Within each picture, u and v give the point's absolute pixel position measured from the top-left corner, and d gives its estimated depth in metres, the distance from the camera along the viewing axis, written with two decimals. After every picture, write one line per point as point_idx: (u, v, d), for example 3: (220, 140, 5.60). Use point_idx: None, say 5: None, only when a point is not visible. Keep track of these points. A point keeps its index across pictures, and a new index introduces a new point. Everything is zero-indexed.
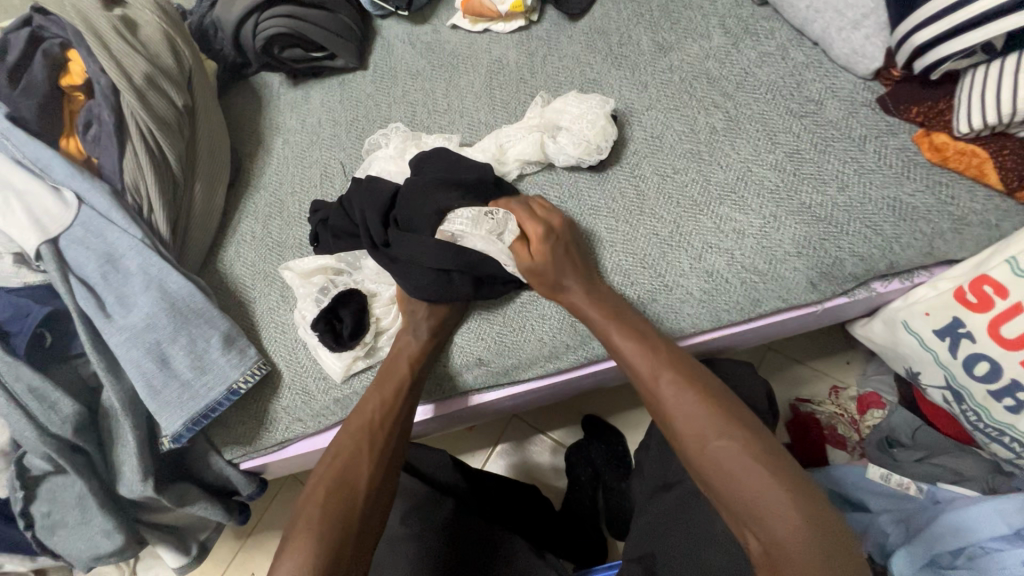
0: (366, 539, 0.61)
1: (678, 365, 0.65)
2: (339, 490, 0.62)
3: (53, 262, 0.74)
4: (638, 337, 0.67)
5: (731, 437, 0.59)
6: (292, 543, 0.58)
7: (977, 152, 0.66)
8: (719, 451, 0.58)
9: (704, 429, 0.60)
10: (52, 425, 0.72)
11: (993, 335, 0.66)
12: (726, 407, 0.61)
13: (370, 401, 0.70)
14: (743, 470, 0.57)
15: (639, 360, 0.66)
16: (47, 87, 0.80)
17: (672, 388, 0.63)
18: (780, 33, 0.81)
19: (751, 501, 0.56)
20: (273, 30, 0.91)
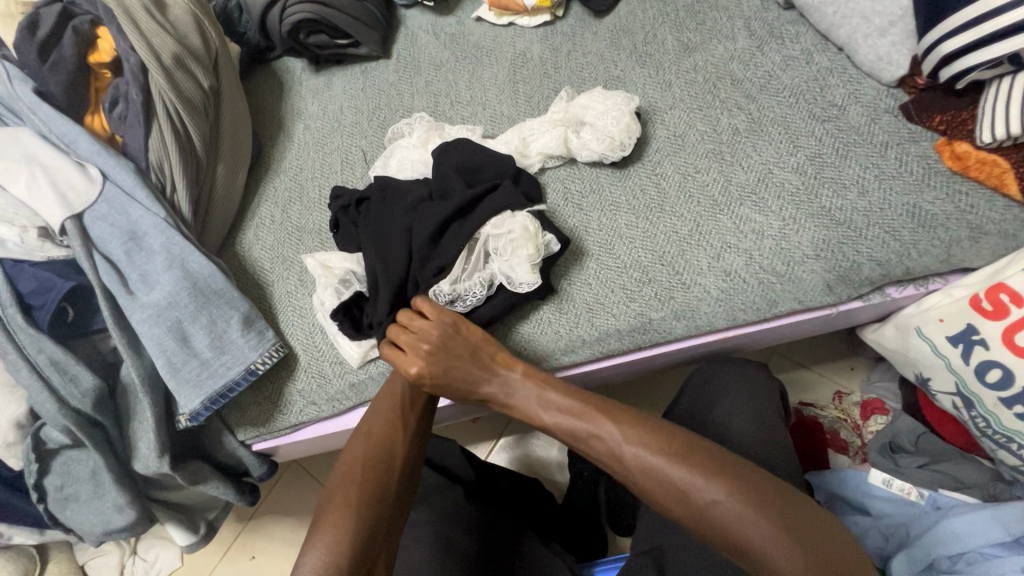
0: (401, 513, 0.63)
1: (628, 424, 0.60)
2: (380, 463, 0.63)
3: (77, 237, 0.74)
4: (581, 417, 0.62)
5: (709, 488, 0.54)
6: (330, 513, 0.59)
7: (999, 161, 0.66)
8: (704, 504, 0.53)
9: (676, 487, 0.55)
10: (72, 399, 0.73)
11: (1007, 343, 0.67)
12: (686, 450, 0.57)
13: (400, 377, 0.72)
14: (728, 519, 0.52)
15: (591, 435, 0.61)
16: (75, 63, 0.80)
17: (633, 454, 0.58)
18: (805, 38, 0.82)
19: (742, 543, 0.52)
20: (300, 16, 0.91)
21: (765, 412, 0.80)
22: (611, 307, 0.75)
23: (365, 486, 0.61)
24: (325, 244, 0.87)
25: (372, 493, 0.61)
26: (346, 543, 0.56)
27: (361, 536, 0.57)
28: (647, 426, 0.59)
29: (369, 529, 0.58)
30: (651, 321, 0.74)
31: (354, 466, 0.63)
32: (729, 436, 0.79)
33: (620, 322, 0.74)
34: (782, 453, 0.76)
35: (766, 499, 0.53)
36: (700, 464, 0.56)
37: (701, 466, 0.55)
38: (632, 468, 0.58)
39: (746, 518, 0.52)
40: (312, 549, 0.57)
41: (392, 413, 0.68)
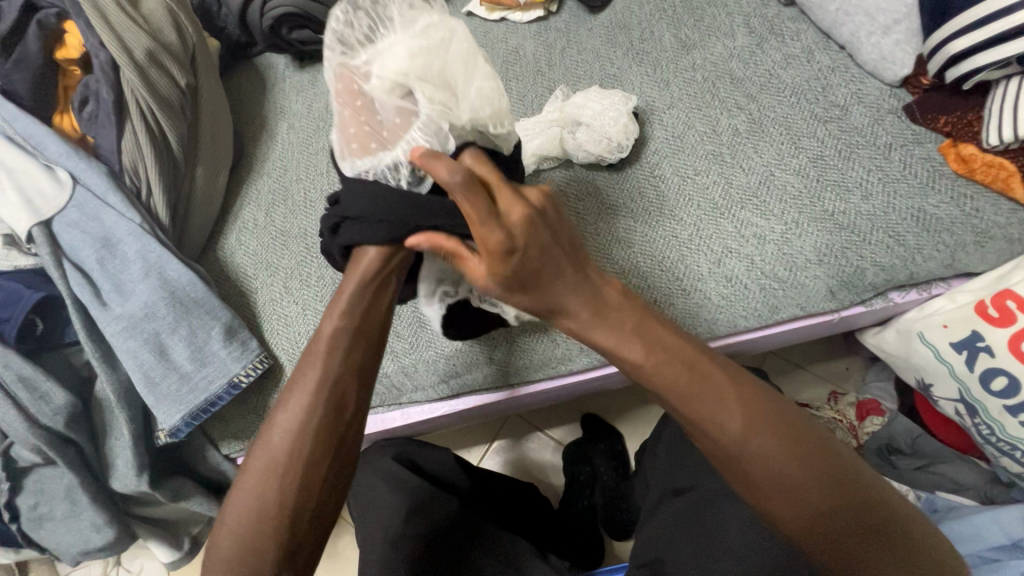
0: (327, 509, 0.52)
1: (748, 393, 0.47)
2: (278, 470, 0.51)
3: (46, 245, 0.70)
4: (690, 365, 0.48)
5: (829, 500, 0.44)
6: (229, 515, 0.51)
7: (1005, 165, 0.65)
8: (824, 505, 0.44)
9: (794, 482, 0.45)
10: (43, 416, 0.69)
11: (1014, 350, 0.66)
12: (811, 438, 0.46)
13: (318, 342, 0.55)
14: (844, 524, 0.44)
15: (696, 392, 0.47)
16: (41, 59, 0.76)
17: (750, 432, 0.46)
18: (806, 36, 0.80)
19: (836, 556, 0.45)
20: (281, 10, 0.87)
21: None
22: None
23: (261, 497, 0.50)
24: (312, 249, 0.83)
25: (270, 505, 0.50)
26: (243, 557, 0.49)
27: (263, 552, 0.49)
28: (770, 407, 0.47)
29: (267, 544, 0.49)
30: None
31: (254, 468, 0.52)
32: None
33: None
34: None
35: (879, 510, 0.45)
36: (823, 453, 0.46)
37: (821, 456, 0.46)
38: (741, 450, 0.46)
39: (856, 533, 0.44)
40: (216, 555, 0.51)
41: (303, 393, 0.53)
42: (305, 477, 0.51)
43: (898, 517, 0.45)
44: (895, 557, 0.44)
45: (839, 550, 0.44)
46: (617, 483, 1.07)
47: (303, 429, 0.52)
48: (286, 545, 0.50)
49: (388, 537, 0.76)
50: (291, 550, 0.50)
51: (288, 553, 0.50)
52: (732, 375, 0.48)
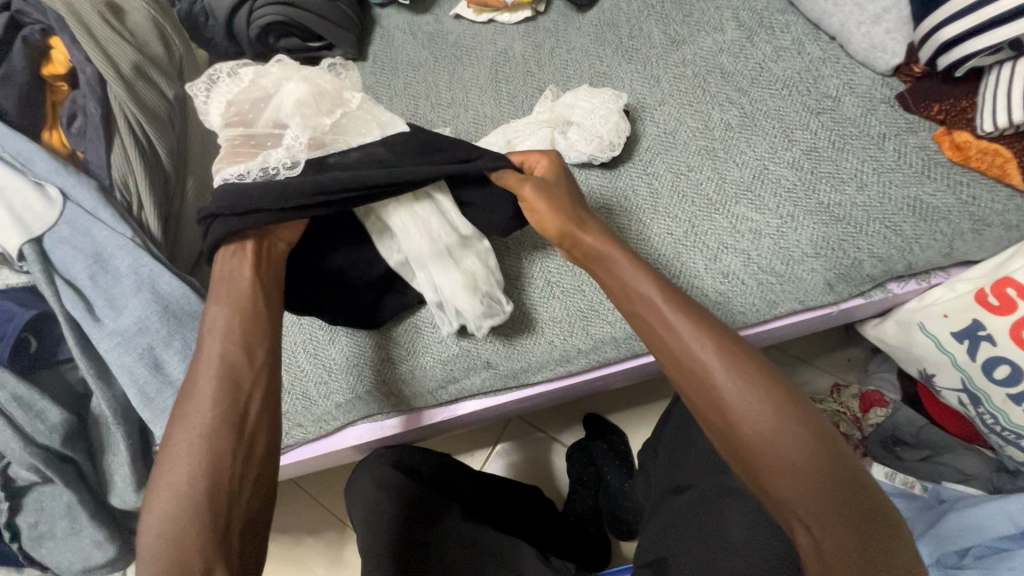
0: (253, 491, 0.52)
1: (735, 346, 0.52)
2: (196, 457, 0.51)
3: (37, 262, 0.70)
4: (687, 313, 0.55)
5: (794, 439, 0.47)
6: (149, 521, 0.49)
7: (1001, 152, 0.64)
8: (785, 448, 0.47)
9: (762, 422, 0.48)
10: (38, 435, 0.69)
11: (1015, 338, 0.65)
12: (788, 393, 0.50)
13: (211, 336, 0.57)
14: (807, 470, 0.46)
15: (683, 335, 0.53)
16: (27, 75, 0.75)
17: (729, 376, 0.50)
18: (796, 27, 0.79)
19: (796, 499, 0.46)
20: (267, 18, 0.86)
21: None
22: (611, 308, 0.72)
23: (186, 481, 0.50)
24: None
25: (195, 489, 0.50)
26: (173, 547, 0.47)
27: (192, 535, 0.48)
28: (750, 355, 0.52)
29: (197, 526, 0.48)
30: None
31: (171, 464, 0.51)
32: None
33: (617, 329, 0.72)
34: None
35: (846, 471, 0.47)
36: (797, 408, 0.49)
37: (796, 408, 0.49)
38: (718, 384, 0.50)
39: (817, 477, 0.46)
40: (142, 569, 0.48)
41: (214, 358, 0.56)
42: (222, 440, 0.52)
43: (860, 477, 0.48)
44: (846, 509, 0.46)
45: (800, 490, 0.46)
46: (621, 483, 1.07)
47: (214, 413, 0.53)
48: (222, 525, 0.49)
49: (389, 544, 0.74)
50: (226, 531, 0.49)
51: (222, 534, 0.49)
52: (724, 332, 0.54)
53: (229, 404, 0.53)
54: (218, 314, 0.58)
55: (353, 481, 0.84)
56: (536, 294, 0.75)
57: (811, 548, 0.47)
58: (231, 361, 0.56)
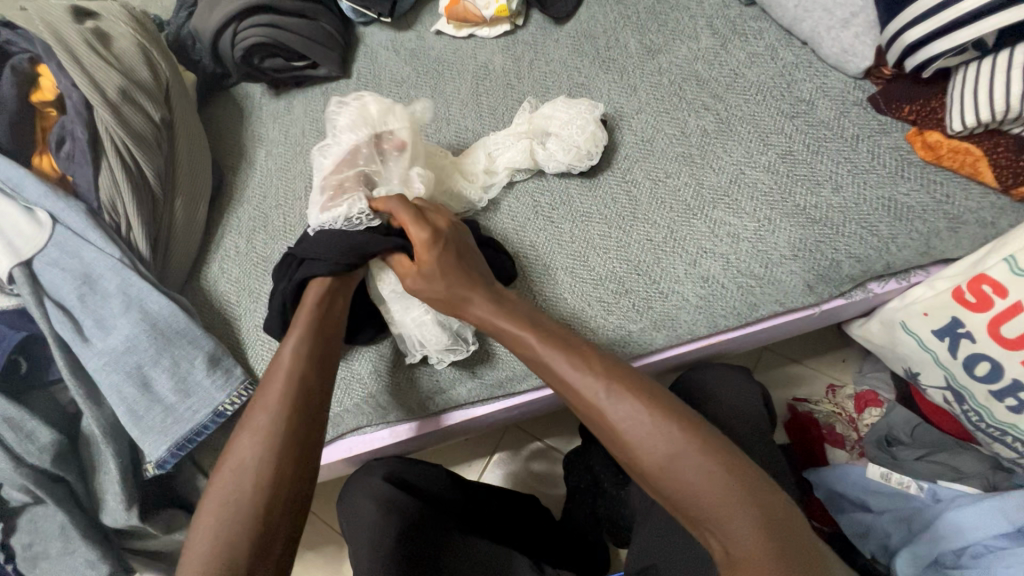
0: (297, 522, 0.56)
1: (613, 371, 0.56)
2: (253, 481, 0.55)
3: (27, 285, 0.71)
4: (568, 350, 0.59)
5: (683, 447, 0.51)
6: (195, 542, 0.53)
7: (971, 150, 0.65)
8: (671, 458, 0.51)
9: (648, 438, 0.52)
10: (29, 455, 0.70)
11: (994, 335, 0.65)
12: (665, 404, 0.54)
13: (276, 375, 0.62)
14: (693, 475, 0.50)
15: (570, 372, 0.57)
16: (16, 103, 0.77)
17: (613, 402, 0.54)
18: (768, 34, 0.80)
19: (703, 507, 0.49)
20: (252, 40, 0.88)
21: (754, 417, 0.77)
22: (593, 315, 0.73)
23: (237, 505, 0.54)
24: None
25: (246, 509, 0.54)
26: (216, 567, 0.51)
27: (242, 553, 0.52)
28: (625, 377, 0.56)
29: (238, 550, 0.52)
30: (630, 333, 0.72)
31: (223, 487, 0.55)
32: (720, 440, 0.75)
33: (599, 336, 0.72)
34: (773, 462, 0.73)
35: (731, 464, 0.50)
36: (675, 414, 0.53)
37: (674, 415, 0.53)
38: (609, 416, 0.54)
39: (711, 476, 0.49)
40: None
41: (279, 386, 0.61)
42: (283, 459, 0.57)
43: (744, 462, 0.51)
44: (745, 498, 0.48)
45: (703, 496, 0.49)
46: None
47: (271, 444, 0.57)
48: (261, 550, 0.53)
49: (381, 557, 0.74)
50: (266, 555, 0.53)
51: (261, 560, 0.52)
52: (610, 366, 0.57)
53: (283, 435, 0.58)
54: (291, 348, 0.64)
55: (344, 494, 0.84)
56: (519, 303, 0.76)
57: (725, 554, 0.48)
58: (297, 398, 0.60)
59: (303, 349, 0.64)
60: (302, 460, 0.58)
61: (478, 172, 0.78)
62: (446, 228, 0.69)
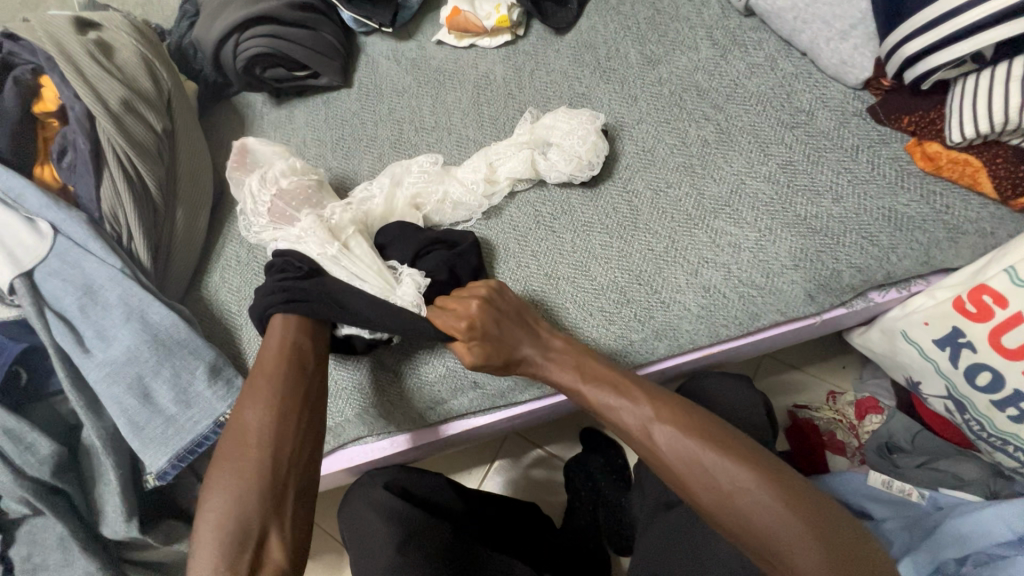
0: (305, 477, 0.61)
1: (664, 409, 0.61)
2: (251, 471, 0.58)
3: (28, 296, 0.71)
4: (619, 392, 0.63)
5: (736, 474, 0.55)
6: (211, 497, 0.57)
7: (971, 160, 0.65)
8: (726, 489, 0.54)
9: (705, 471, 0.56)
10: (29, 467, 0.69)
11: (995, 345, 0.65)
12: (716, 437, 0.58)
13: (267, 362, 0.65)
14: (750, 503, 0.53)
15: (626, 412, 0.62)
16: (18, 113, 0.77)
17: (667, 441, 0.59)
18: (768, 44, 0.81)
19: (760, 531, 0.53)
20: (254, 51, 0.89)
21: (756, 426, 0.77)
22: (596, 325, 0.73)
23: (246, 468, 0.58)
24: None
25: (252, 502, 0.56)
26: (234, 523, 0.55)
27: (237, 539, 0.55)
28: (674, 409, 0.61)
29: (255, 501, 0.56)
30: (632, 342, 0.72)
31: (230, 454, 0.59)
32: None
33: (601, 345, 0.72)
34: None
35: (783, 485, 0.54)
36: (727, 445, 0.57)
37: (727, 446, 0.57)
38: (661, 449, 0.59)
39: (766, 502, 0.53)
40: (202, 539, 0.55)
41: (274, 383, 0.63)
42: (277, 451, 0.59)
43: (796, 485, 0.54)
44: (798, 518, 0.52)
45: (758, 524, 0.53)
46: (618, 497, 1.06)
47: (276, 412, 0.61)
48: (277, 498, 0.57)
49: (384, 566, 0.74)
50: (282, 505, 0.58)
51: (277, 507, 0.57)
52: (659, 398, 0.62)
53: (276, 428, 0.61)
54: (275, 345, 0.67)
55: (347, 503, 0.84)
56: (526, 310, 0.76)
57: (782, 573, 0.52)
58: (293, 373, 0.65)
59: (298, 335, 0.68)
60: (305, 424, 0.63)
61: (479, 182, 0.78)
62: (476, 309, 0.67)
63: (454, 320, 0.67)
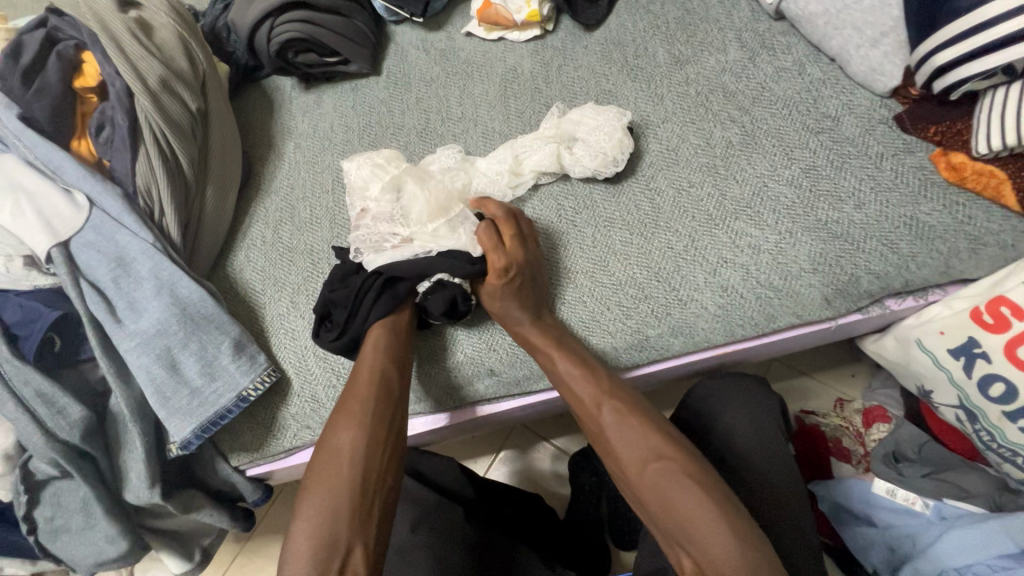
0: (389, 495, 0.62)
1: (617, 395, 0.66)
2: (344, 487, 0.60)
3: (64, 265, 0.73)
4: (581, 366, 0.69)
5: (668, 464, 0.59)
6: (306, 508, 0.59)
7: (996, 173, 0.66)
8: (657, 473, 0.59)
9: (641, 455, 0.61)
10: (59, 430, 0.72)
11: (1010, 357, 0.66)
12: (661, 431, 0.62)
13: (360, 379, 0.69)
14: (678, 491, 0.58)
15: (584, 388, 0.67)
16: (60, 88, 0.79)
17: (615, 422, 0.64)
18: (796, 49, 0.81)
19: (681, 522, 0.57)
20: (287, 35, 0.90)
21: (765, 426, 0.78)
22: (613, 318, 0.74)
23: (340, 481, 0.60)
24: (318, 265, 0.85)
25: (341, 517, 0.58)
26: (324, 532, 0.57)
27: (327, 550, 0.56)
28: (626, 399, 0.66)
29: (343, 514, 0.58)
30: (648, 338, 0.73)
31: (324, 465, 0.62)
32: (731, 448, 0.76)
33: (617, 340, 0.74)
34: (787, 472, 0.75)
35: (713, 492, 0.57)
36: (671, 441, 0.61)
37: (671, 441, 0.61)
38: (607, 428, 0.64)
39: (693, 498, 0.57)
40: (295, 549, 0.57)
41: (364, 405, 0.66)
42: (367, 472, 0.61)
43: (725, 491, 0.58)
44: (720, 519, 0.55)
45: (681, 515, 0.57)
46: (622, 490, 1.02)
47: (366, 428, 0.64)
48: (362, 514, 0.59)
49: (397, 545, 0.79)
50: (366, 521, 0.59)
51: (363, 520, 0.59)
52: (616, 388, 0.67)
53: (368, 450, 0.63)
54: (369, 361, 0.70)
55: None
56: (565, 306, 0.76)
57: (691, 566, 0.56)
58: (385, 394, 0.67)
59: (386, 357, 0.70)
60: (390, 445, 0.65)
61: (505, 173, 0.80)
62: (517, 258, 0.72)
63: (496, 250, 0.72)
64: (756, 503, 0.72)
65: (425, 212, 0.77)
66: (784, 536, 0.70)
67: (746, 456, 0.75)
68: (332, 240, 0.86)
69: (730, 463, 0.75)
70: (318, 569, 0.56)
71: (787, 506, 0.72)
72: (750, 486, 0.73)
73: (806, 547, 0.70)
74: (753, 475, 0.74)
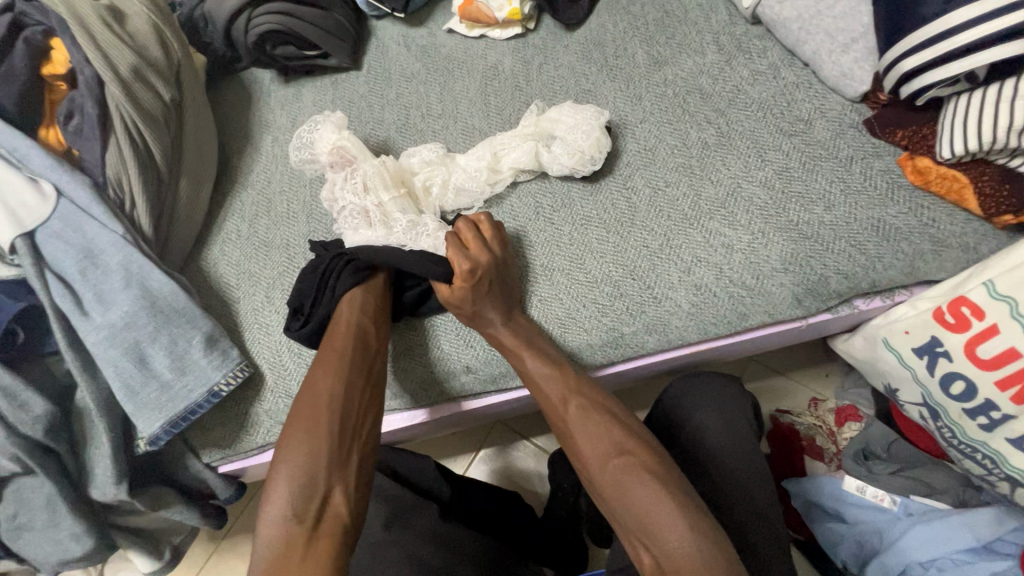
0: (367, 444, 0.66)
1: (584, 393, 0.67)
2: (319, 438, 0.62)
3: (29, 256, 0.71)
4: (551, 364, 0.69)
5: (630, 459, 0.61)
6: (287, 452, 0.61)
7: (959, 177, 0.68)
8: (618, 469, 0.60)
9: (605, 451, 0.62)
10: (21, 426, 0.70)
11: (970, 356, 0.67)
12: (625, 428, 0.64)
13: (337, 338, 0.70)
14: (638, 486, 0.59)
15: (551, 386, 0.68)
16: (27, 74, 0.77)
17: (580, 419, 0.65)
18: (772, 53, 0.83)
19: (643, 516, 0.57)
20: (265, 27, 0.89)
21: (736, 423, 0.79)
22: (589, 315, 0.75)
23: (316, 430, 0.62)
24: (294, 259, 0.85)
25: (318, 465, 0.60)
26: (302, 481, 0.59)
27: (305, 495, 0.59)
28: (593, 396, 0.67)
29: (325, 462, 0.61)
30: (623, 335, 0.74)
31: (298, 426, 0.63)
32: (703, 445, 0.77)
33: (592, 337, 0.74)
34: (756, 468, 0.76)
35: (671, 486, 0.58)
36: (633, 438, 0.63)
37: (634, 437, 0.63)
38: (573, 424, 0.65)
39: (654, 492, 0.58)
40: (275, 494, 0.59)
41: (338, 358, 0.68)
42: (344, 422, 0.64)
43: (686, 485, 0.59)
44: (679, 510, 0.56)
45: (643, 509, 0.57)
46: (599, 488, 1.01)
47: (348, 382, 0.67)
48: (341, 459, 0.62)
49: (371, 542, 0.78)
50: (345, 467, 0.62)
51: (342, 467, 0.62)
52: (584, 386, 0.68)
53: (344, 402, 0.65)
54: (346, 315, 0.71)
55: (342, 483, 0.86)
56: (535, 308, 0.76)
57: (651, 560, 0.57)
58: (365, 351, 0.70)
59: (361, 313, 0.72)
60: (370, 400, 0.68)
61: (484, 170, 0.79)
62: (486, 262, 0.71)
63: (463, 257, 0.70)
64: (726, 499, 0.73)
65: (394, 215, 0.76)
66: (752, 532, 0.71)
67: (717, 453, 0.76)
68: (309, 235, 0.85)
69: (702, 461, 0.76)
70: (298, 512, 0.58)
71: (758, 504, 0.73)
72: (720, 483, 0.74)
73: (773, 543, 0.71)
74: (724, 473, 0.75)
